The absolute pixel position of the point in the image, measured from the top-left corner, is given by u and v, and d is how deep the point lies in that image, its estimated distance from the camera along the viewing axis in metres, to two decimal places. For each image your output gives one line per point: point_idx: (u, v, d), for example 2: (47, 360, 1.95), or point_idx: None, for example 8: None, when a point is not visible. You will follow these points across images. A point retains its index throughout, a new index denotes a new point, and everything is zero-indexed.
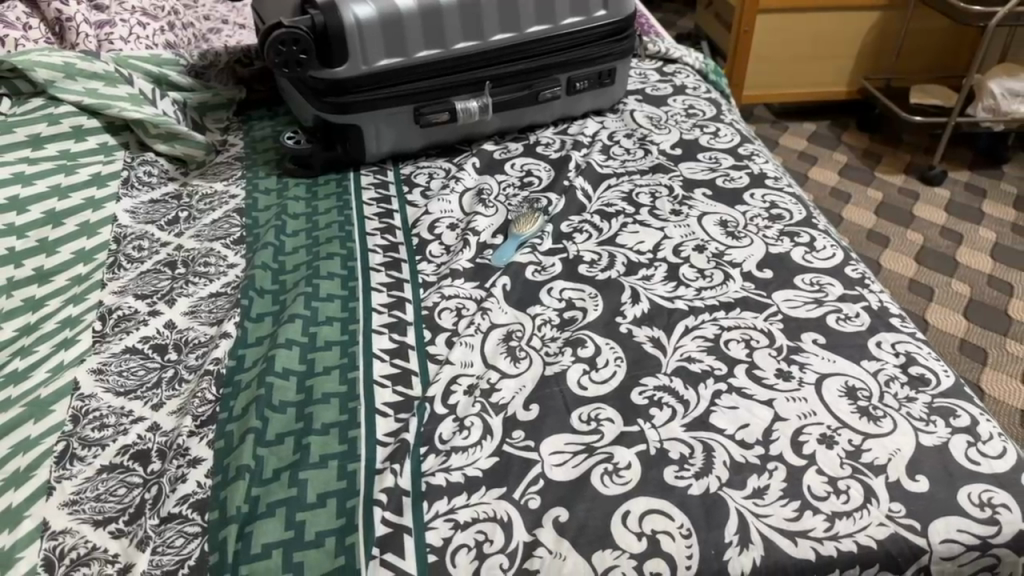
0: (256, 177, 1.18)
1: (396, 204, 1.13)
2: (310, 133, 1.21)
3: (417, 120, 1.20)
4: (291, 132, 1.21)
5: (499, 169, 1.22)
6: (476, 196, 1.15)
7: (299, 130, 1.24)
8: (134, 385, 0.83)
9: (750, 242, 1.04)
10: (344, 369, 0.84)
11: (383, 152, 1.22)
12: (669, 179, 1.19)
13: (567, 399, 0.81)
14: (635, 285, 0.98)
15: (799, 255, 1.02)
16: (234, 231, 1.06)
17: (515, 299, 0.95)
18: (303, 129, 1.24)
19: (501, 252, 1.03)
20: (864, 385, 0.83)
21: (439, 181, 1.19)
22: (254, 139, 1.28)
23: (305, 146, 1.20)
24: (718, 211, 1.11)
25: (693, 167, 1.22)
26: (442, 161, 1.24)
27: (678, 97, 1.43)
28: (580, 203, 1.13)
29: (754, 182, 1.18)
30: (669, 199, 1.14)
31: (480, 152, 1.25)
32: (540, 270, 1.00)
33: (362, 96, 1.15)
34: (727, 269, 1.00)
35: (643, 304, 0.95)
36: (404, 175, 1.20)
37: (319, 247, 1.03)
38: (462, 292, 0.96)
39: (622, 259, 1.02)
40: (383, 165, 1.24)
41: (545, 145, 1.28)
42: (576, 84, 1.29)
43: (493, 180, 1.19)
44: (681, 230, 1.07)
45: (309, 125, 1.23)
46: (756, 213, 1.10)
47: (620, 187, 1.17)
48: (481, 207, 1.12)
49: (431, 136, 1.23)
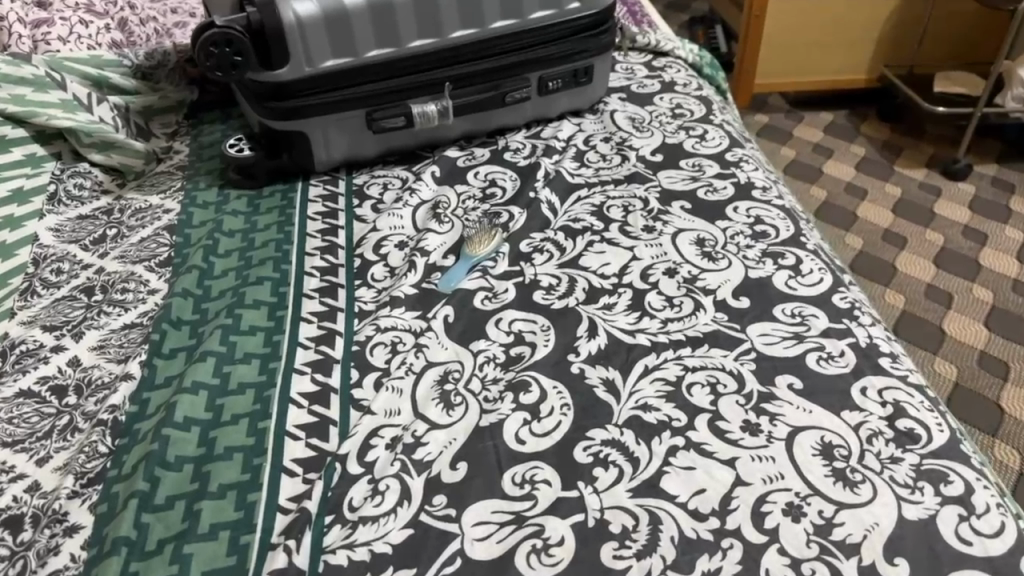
0: (195, 188, 1.09)
1: (342, 219, 1.04)
2: (256, 140, 1.12)
3: (369, 126, 1.10)
4: (234, 138, 1.12)
5: (460, 178, 1.12)
6: (431, 210, 1.05)
7: (245, 136, 1.15)
8: (24, 435, 0.75)
9: (728, 264, 0.93)
10: (254, 417, 0.76)
11: (335, 160, 1.12)
12: (645, 191, 1.08)
13: (500, 456, 0.71)
14: (593, 316, 0.87)
15: (782, 280, 0.91)
16: (161, 252, 0.98)
17: (457, 333, 0.85)
18: (250, 134, 1.15)
19: (452, 277, 0.93)
20: (842, 443, 0.72)
21: (394, 193, 1.09)
22: (202, 146, 1.19)
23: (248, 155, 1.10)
24: (696, 228, 1.00)
25: (673, 177, 1.11)
26: (399, 170, 1.14)
27: (666, 94, 1.31)
28: (543, 218, 1.03)
29: (739, 194, 1.06)
30: (642, 214, 1.03)
31: (442, 160, 1.15)
32: (491, 297, 0.90)
33: (307, 100, 1.05)
34: (699, 297, 0.89)
35: (601, 338, 0.84)
36: (356, 186, 1.11)
37: (250, 271, 0.94)
38: (400, 323, 0.87)
39: (582, 284, 0.92)
40: (336, 173, 1.14)
41: (513, 151, 1.18)
42: (548, 84, 1.18)
43: (453, 191, 1.09)
44: (652, 251, 0.96)
45: (255, 131, 1.14)
46: (738, 231, 0.99)
47: (590, 200, 1.07)
48: (435, 222, 1.02)
49: (388, 142, 1.13)
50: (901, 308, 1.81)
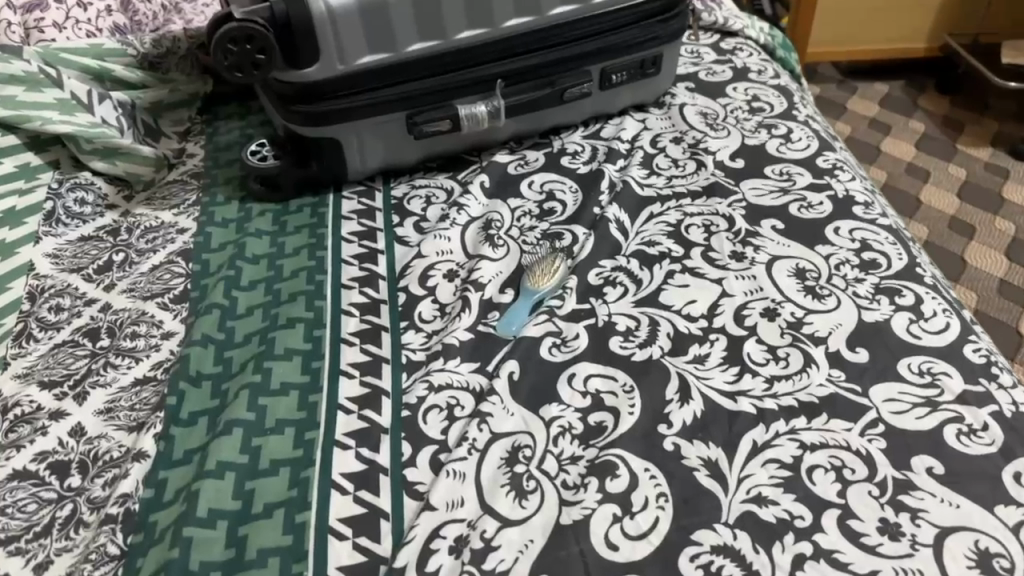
0: (213, 202, 0.96)
1: (382, 242, 0.91)
2: (280, 145, 0.98)
3: (410, 130, 0.96)
4: (255, 144, 0.99)
5: (513, 189, 0.98)
6: (483, 230, 0.91)
7: (268, 139, 1.01)
8: (18, 530, 0.63)
9: (837, 304, 0.81)
10: (290, 508, 0.64)
11: (371, 168, 0.98)
12: (726, 207, 0.94)
13: (591, 570, 0.59)
14: (684, 371, 0.74)
15: (902, 326, 0.78)
16: (176, 284, 0.85)
17: (525, 394, 0.72)
18: (273, 137, 1.01)
19: (512, 318, 0.80)
20: (1002, 551, 0.60)
21: (439, 209, 0.95)
22: (218, 147, 1.06)
23: (272, 164, 0.96)
24: (793, 255, 0.87)
25: (758, 189, 0.97)
26: (443, 178, 1.01)
27: (739, 84, 1.17)
28: (613, 240, 0.89)
29: (838, 211, 0.93)
30: (729, 237, 0.90)
31: (491, 166, 1.01)
32: (561, 345, 0.77)
33: (340, 102, 0.91)
34: (807, 347, 0.76)
35: (695, 403, 0.71)
36: (396, 200, 0.97)
37: (279, 309, 0.81)
38: (457, 379, 0.74)
39: (666, 329, 0.79)
40: (371, 183, 1.00)
41: (572, 155, 1.04)
42: (612, 77, 1.03)
43: (506, 206, 0.95)
44: (744, 285, 0.83)
45: (280, 134, 1.00)
46: (843, 259, 0.86)
47: (665, 217, 0.93)
48: (488, 246, 0.89)
49: (431, 147, 0.99)
50: (976, 309, 1.67)
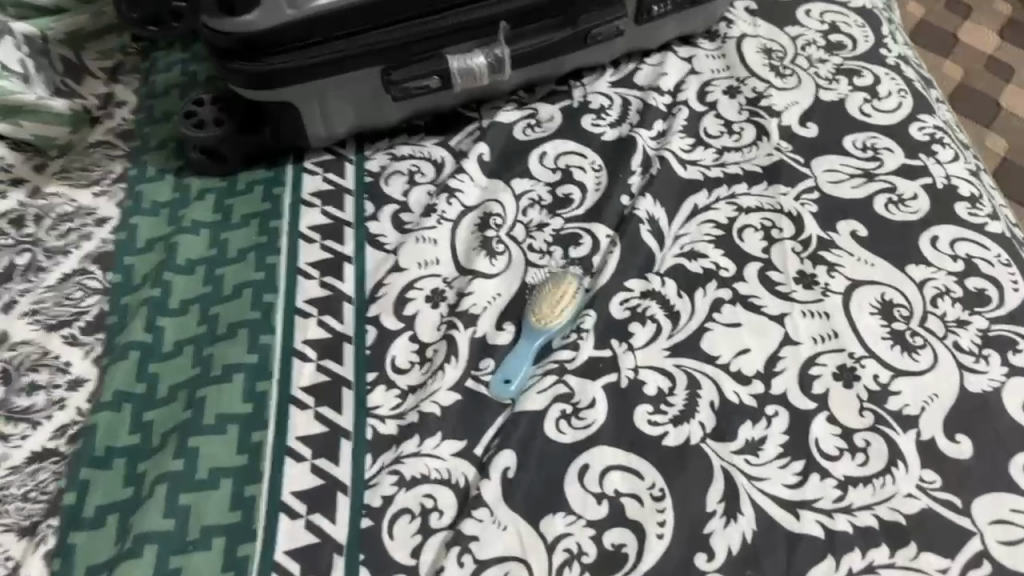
0: (142, 178, 0.77)
1: (350, 243, 0.71)
2: (223, 102, 0.77)
3: (388, 89, 0.74)
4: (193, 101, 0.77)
5: (520, 164, 0.77)
6: (479, 228, 0.72)
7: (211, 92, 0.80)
8: None
9: (933, 363, 0.62)
10: None
11: (339, 134, 0.77)
12: (792, 202, 0.73)
13: None
14: (730, 467, 0.57)
15: (1018, 401, 0.60)
16: (90, 306, 0.68)
17: (523, 498, 0.56)
18: (218, 89, 0.80)
19: (511, 374, 0.62)
20: None
21: (424, 193, 0.75)
22: (153, 92, 0.85)
23: (211, 130, 0.75)
24: (877, 281, 0.67)
25: (835, 173, 0.75)
26: (432, 144, 0.80)
27: (815, 4, 0.91)
28: (645, 250, 0.70)
29: (938, 211, 0.72)
30: (796, 249, 0.70)
31: (493, 129, 0.80)
32: (571, 419, 0.60)
33: (294, 58, 0.69)
34: (893, 434, 0.59)
35: (745, 520, 0.55)
36: (369, 177, 0.77)
37: (214, 349, 0.64)
38: (435, 468, 0.58)
39: (709, 396, 0.61)
40: (340, 149, 0.79)
41: (596, 112, 0.82)
42: (652, 8, 0.79)
43: (509, 192, 0.74)
44: (813, 328, 0.64)
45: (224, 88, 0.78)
46: (942, 288, 0.67)
47: (713, 213, 0.72)
48: (484, 257, 0.69)
49: (416, 105, 0.78)
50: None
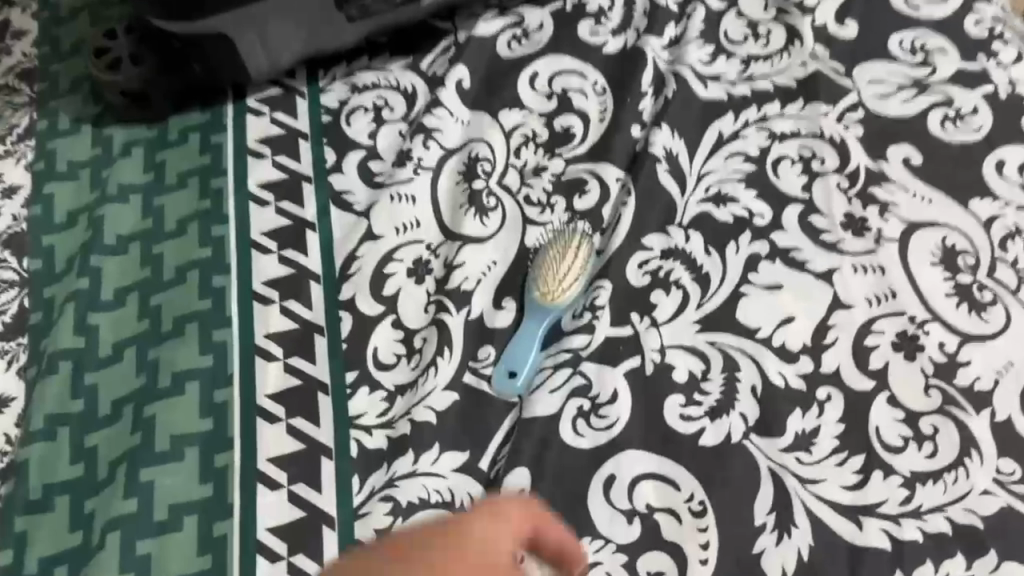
0: (54, 132, 0.65)
1: (312, 204, 0.60)
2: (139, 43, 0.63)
3: (340, 8, 0.61)
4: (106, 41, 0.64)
5: (508, 89, 0.64)
6: (465, 178, 0.60)
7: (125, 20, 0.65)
8: None
9: (1006, 324, 0.53)
10: None
11: (287, 64, 0.64)
12: (833, 124, 0.62)
13: None
14: (780, 469, 0.49)
15: None
16: (8, 304, 0.57)
17: None
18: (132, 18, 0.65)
19: (511, 364, 0.52)
20: None
21: (396, 133, 0.63)
22: (57, 18, 0.70)
23: (131, 79, 0.63)
24: (938, 222, 0.57)
25: (880, 84, 0.63)
26: (400, 69, 0.66)
27: None
28: (664, 196, 0.59)
29: (1003, 128, 0.61)
30: (841, 186, 0.59)
31: (471, 46, 0.66)
32: (590, 418, 0.51)
33: None
34: (964, 417, 0.50)
35: (799, 534, 0.47)
36: (327, 116, 0.64)
37: (161, 351, 0.54)
38: (436, 491, 0.49)
39: (750, 380, 0.52)
40: (290, 81, 0.66)
41: (596, 16, 0.68)
42: None
43: (496, 129, 0.62)
44: (867, 286, 0.55)
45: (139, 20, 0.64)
46: (1012, 228, 0.57)
47: (742, 143, 0.61)
48: (472, 216, 0.58)
49: (376, 24, 0.64)
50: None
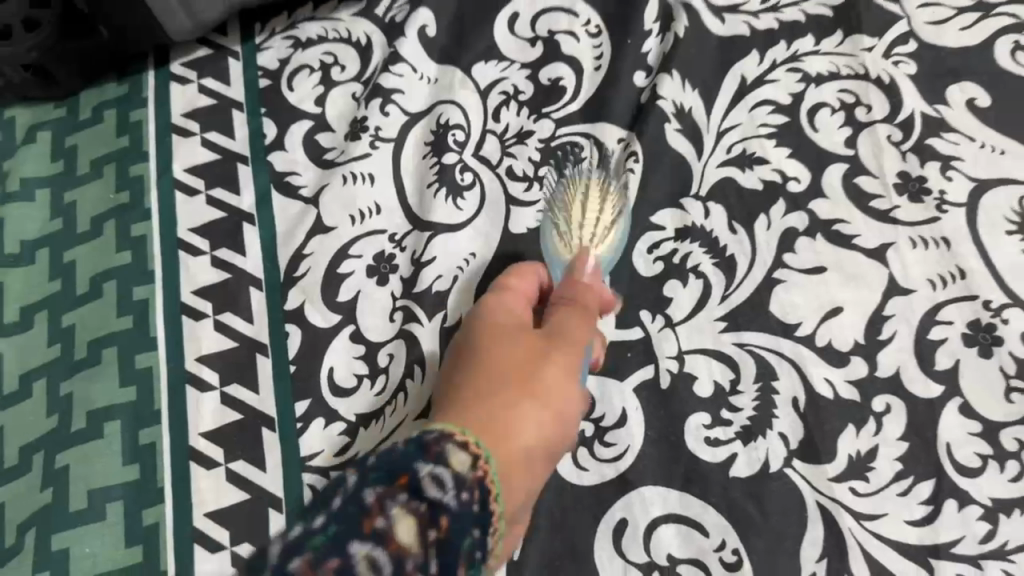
0: None
1: (250, 192, 0.50)
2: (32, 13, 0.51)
3: None
4: None
5: (482, 35, 0.53)
6: (432, 150, 0.50)
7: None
8: None
9: None
10: None
11: (213, 18, 0.53)
12: (879, 61, 0.50)
13: None
14: (830, 504, 0.40)
15: None
16: None
17: None
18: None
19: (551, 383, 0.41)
20: None
21: (348, 97, 0.52)
22: None
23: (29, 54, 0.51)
24: (1013, 178, 0.47)
25: (935, 9, 0.52)
26: (352, 16, 0.55)
27: None
28: (675, 161, 0.48)
29: None
30: (893, 139, 0.48)
31: None
32: (594, 446, 0.42)
33: None
34: None
35: None
36: (265, 80, 0.53)
37: (75, 383, 0.45)
38: None
39: (790, 390, 0.42)
40: (221, 39, 0.55)
41: None
42: None
43: (470, 87, 0.51)
44: (930, 264, 0.45)
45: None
46: None
47: (769, 90, 0.50)
48: (443, 197, 0.48)
49: None
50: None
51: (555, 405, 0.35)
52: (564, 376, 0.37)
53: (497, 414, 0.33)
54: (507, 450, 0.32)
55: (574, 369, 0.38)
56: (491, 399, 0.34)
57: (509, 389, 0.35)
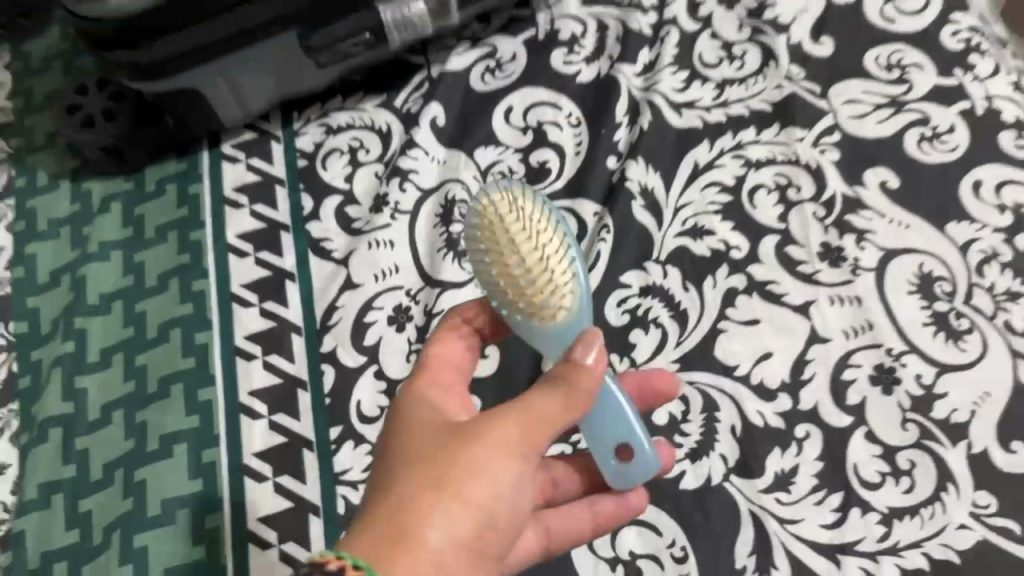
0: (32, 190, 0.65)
1: (291, 255, 0.60)
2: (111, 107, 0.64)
3: (309, 56, 0.60)
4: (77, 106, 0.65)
5: (482, 125, 0.64)
6: (441, 220, 0.60)
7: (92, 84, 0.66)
8: None
9: (983, 352, 0.54)
10: None
11: (260, 109, 0.64)
12: (809, 150, 0.61)
13: None
14: (760, 511, 0.50)
15: None
16: None
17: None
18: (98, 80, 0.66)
19: (602, 455, 0.42)
20: None
21: (371, 175, 0.63)
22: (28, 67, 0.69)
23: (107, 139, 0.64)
24: (914, 248, 0.57)
25: (856, 105, 0.63)
26: (375, 108, 0.66)
27: None
28: (640, 231, 0.59)
29: (979, 146, 0.61)
30: (817, 215, 0.59)
31: (445, 81, 0.66)
32: None
33: (183, 42, 0.56)
34: (941, 450, 0.51)
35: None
36: (303, 160, 0.64)
37: (148, 413, 0.55)
38: None
39: (729, 419, 0.52)
40: (265, 124, 0.66)
41: (568, 44, 0.67)
42: None
43: (472, 168, 0.62)
44: (844, 318, 0.55)
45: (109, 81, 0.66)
46: (989, 252, 0.57)
47: (717, 173, 0.61)
48: (450, 260, 0.59)
49: (346, 67, 0.63)
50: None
51: (469, 489, 0.35)
52: (484, 456, 0.36)
53: (399, 526, 0.34)
54: (407, 558, 0.33)
55: (500, 443, 0.36)
56: (394, 501, 0.35)
57: (420, 484, 0.35)
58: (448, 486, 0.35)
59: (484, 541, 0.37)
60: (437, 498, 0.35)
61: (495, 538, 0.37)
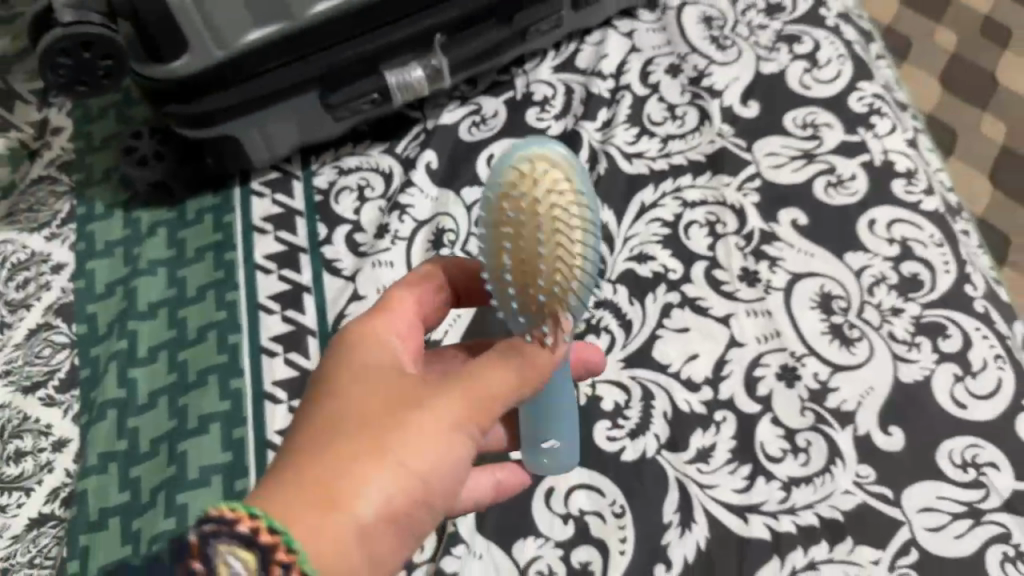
0: (90, 217, 0.78)
1: (307, 272, 0.73)
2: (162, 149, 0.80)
3: (328, 111, 0.74)
4: (134, 149, 0.80)
5: (468, 167, 0.77)
6: (432, 246, 0.73)
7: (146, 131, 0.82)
8: None
9: (869, 355, 0.66)
10: None
11: (284, 153, 0.78)
12: (735, 193, 0.75)
13: None
14: (684, 478, 0.62)
15: (945, 388, 0.65)
16: (61, 363, 0.70)
17: (495, 528, 0.62)
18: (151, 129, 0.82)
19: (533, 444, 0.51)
20: None
21: (376, 209, 0.76)
22: (88, 115, 0.83)
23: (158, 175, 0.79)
24: (817, 273, 0.70)
25: (776, 156, 0.77)
26: (379, 154, 0.79)
27: None
28: None
29: (874, 191, 0.74)
30: (739, 245, 0.72)
31: (437, 133, 0.80)
32: None
33: (227, 99, 0.69)
34: (831, 432, 0.64)
35: (699, 528, 0.60)
36: (319, 196, 0.77)
37: (189, 398, 0.68)
38: None
39: (662, 406, 0.65)
40: (287, 166, 0.79)
41: (540, 104, 0.81)
42: None
43: (459, 204, 0.75)
44: (758, 327, 0.68)
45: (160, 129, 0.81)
46: (878, 276, 0.70)
47: (659, 211, 0.74)
48: None
49: (357, 121, 0.77)
50: (945, 80, 0.89)
51: (399, 462, 0.40)
52: (420, 435, 0.40)
53: (322, 492, 0.38)
54: (327, 519, 0.38)
55: (437, 426, 0.41)
56: (329, 459, 0.39)
57: (355, 451, 0.39)
58: (386, 461, 0.39)
59: (409, 516, 0.41)
60: (373, 468, 0.39)
61: (423, 514, 0.42)
